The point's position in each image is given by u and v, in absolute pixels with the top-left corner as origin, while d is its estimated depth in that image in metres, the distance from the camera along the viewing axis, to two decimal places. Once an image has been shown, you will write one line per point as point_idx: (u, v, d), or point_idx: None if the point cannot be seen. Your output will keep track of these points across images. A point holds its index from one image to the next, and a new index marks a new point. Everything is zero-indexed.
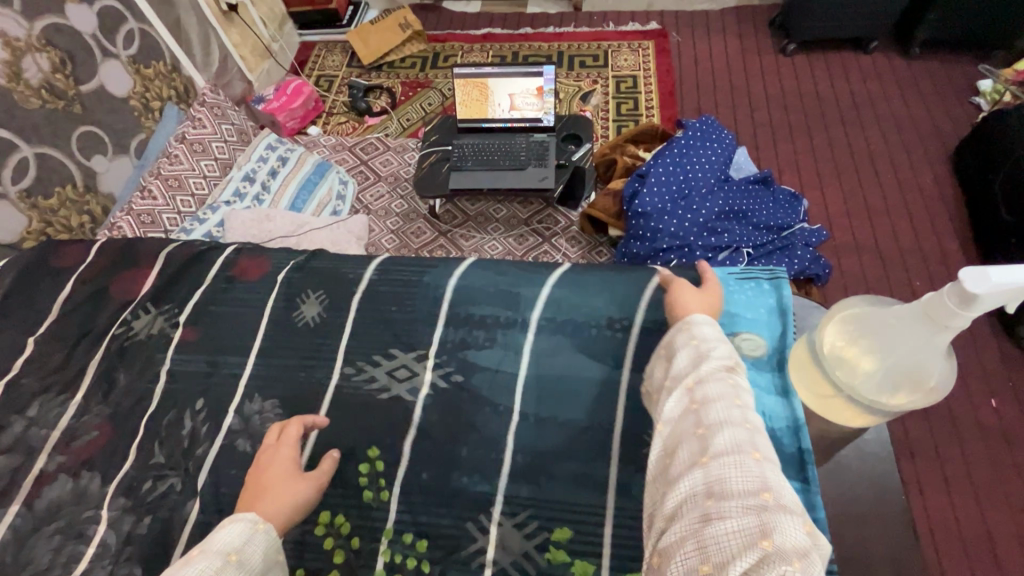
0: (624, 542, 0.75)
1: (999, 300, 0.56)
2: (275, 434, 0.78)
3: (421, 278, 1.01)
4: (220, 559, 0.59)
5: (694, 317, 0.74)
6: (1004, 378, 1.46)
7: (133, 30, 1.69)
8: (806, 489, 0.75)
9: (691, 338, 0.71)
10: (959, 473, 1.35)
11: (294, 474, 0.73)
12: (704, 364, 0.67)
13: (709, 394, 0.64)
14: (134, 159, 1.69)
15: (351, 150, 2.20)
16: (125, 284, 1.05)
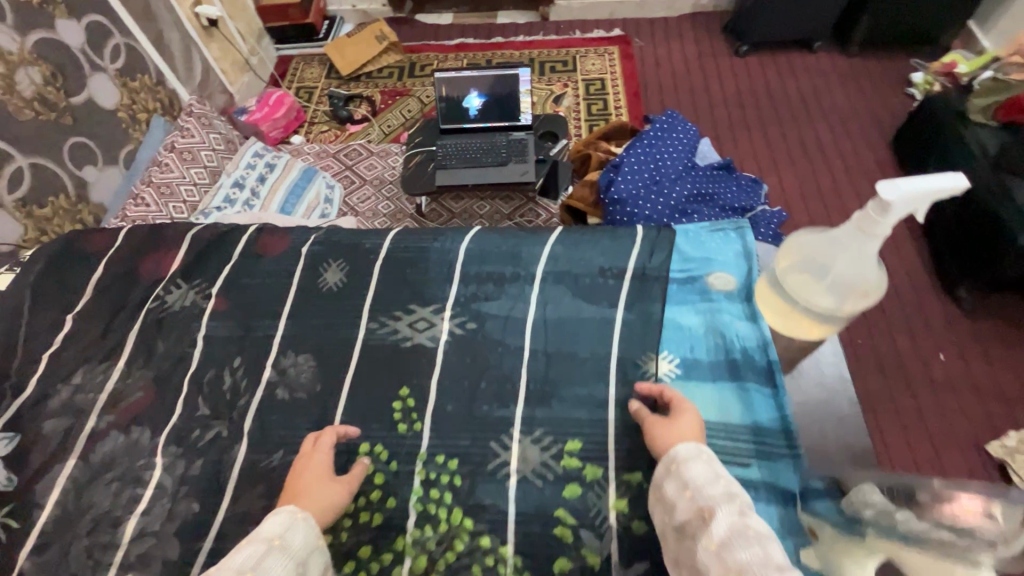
0: (627, 444, 0.87)
1: (907, 205, 0.70)
2: (308, 442, 0.84)
3: (432, 244, 1.12)
4: (264, 542, 0.66)
5: (680, 456, 0.72)
6: (948, 336, 1.66)
7: (119, 45, 1.76)
8: (777, 394, 0.90)
9: (683, 488, 0.70)
10: (915, 422, 1.53)
11: (328, 477, 0.80)
12: (713, 519, 0.64)
13: (738, 554, 0.59)
14: (122, 169, 1.77)
15: (335, 156, 2.31)
16: (154, 263, 1.14)
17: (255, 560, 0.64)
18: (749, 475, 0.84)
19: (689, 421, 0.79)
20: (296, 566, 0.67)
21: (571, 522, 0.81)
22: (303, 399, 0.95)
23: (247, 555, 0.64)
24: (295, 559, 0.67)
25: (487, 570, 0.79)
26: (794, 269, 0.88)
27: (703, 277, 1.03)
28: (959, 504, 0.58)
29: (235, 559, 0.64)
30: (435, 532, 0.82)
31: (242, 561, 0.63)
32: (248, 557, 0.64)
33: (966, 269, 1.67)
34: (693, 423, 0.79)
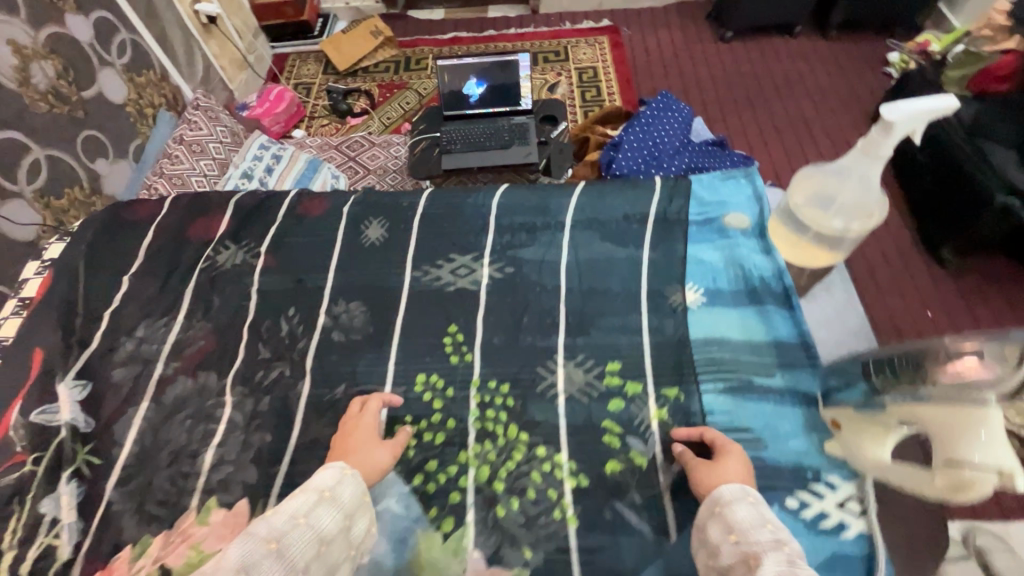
0: (662, 361, 0.96)
1: (909, 125, 0.81)
2: (356, 406, 0.89)
3: (466, 201, 1.20)
4: (316, 493, 0.69)
5: (724, 497, 0.70)
6: (934, 294, 1.79)
7: (125, 41, 1.78)
8: (794, 314, 0.99)
9: (728, 532, 0.66)
10: None
11: (376, 440, 0.84)
12: (758, 565, 0.59)
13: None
14: (131, 163, 1.76)
15: (338, 148, 2.36)
16: (201, 227, 1.20)
17: (308, 507, 0.67)
18: (774, 382, 0.93)
19: (734, 464, 0.77)
20: (346, 517, 0.70)
21: (618, 430, 0.89)
22: (358, 339, 1.02)
23: (298, 502, 0.67)
24: (343, 510, 0.70)
25: (544, 476, 0.86)
26: (804, 201, 0.99)
27: (719, 218, 1.12)
28: (964, 361, 0.65)
29: (290, 505, 0.67)
30: (494, 446, 0.89)
31: (296, 507, 0.66)
32: (302, 504, 0.67)
33: (943, 230, 1.80)
34: (739, 467, 0.77)
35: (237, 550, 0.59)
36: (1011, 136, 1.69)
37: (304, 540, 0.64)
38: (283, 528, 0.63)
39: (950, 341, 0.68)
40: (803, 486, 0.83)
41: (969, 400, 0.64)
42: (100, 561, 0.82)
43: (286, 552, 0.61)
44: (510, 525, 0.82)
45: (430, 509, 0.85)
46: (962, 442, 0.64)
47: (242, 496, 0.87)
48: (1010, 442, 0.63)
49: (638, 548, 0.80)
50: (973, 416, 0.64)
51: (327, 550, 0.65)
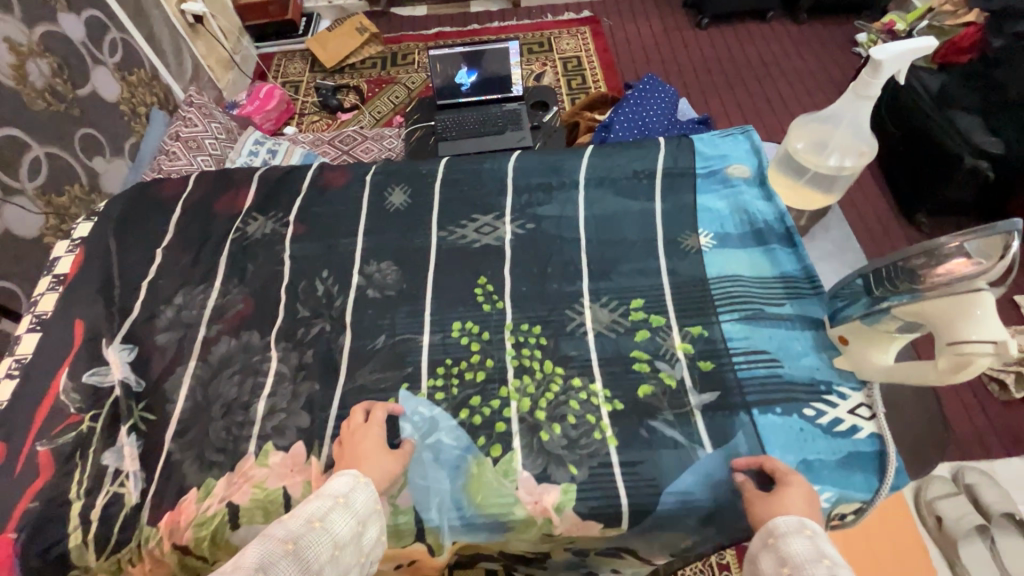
0: (680, 297, 1.03)
1: (896, 63, 0.89)
2: (360, 416, 0.90)
3: (482, 165, 1.26)
4: (331, 498, 0.71)
5: (779, 529, 0.69)
6: None
7: (116, 39, 1.76)
8: (797, 250, 1.07)
9: (781, 562, 0.65)
10: None
11: (384, 449, 0.85)
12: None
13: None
14: (127, 162, 1.72)
15: (330, 143, 2.28)
16: (227, 202, 1.24)
17: (323, 512, 0.68)
18: (785, 310, 1.01)
19: (798, 499, 0.75)
20: (358, 524, 0.71)
21: (646, 357, 0.97)
22: (393, 295, 1.08)
23: (316, 505, 0.69)
24: (357, 516, 0.71)
25: (581, 404, 0.93)
26: (803, 144, 1.08)
27: (722, 169, 1.20)
28: (954, 261, 0.75)
29: (306, 508, 0.69)
30: (533, 381, 0.96)
31: (312, 511, 0.68)
32: (317, 509, 0.68)
33: (919, 196, 1.92)
34: (803, 501, 0.75)
35: (255, 549, 0.61)
36: (976, 104, 1.80)
37: (319, 543, 0.65)
38: (299, 531, 0.65)
39: (941, 242, 0.77)
40: (818, 397, 0.91)
41: (964, 290, 0.74)
42: (167, 505, 0.86)
43: (302, 553, 0.63)
44: (552, 447, 0.89)
45: (478, 439, 0.90)
46: (961, 324, 0.74)
47: (296, 439, 0.92)
48: (998, 320, 0.74)
49: (676, 459, 0.87)
50: (969, 302, 0.74)
51: (341, 555, 0.67)
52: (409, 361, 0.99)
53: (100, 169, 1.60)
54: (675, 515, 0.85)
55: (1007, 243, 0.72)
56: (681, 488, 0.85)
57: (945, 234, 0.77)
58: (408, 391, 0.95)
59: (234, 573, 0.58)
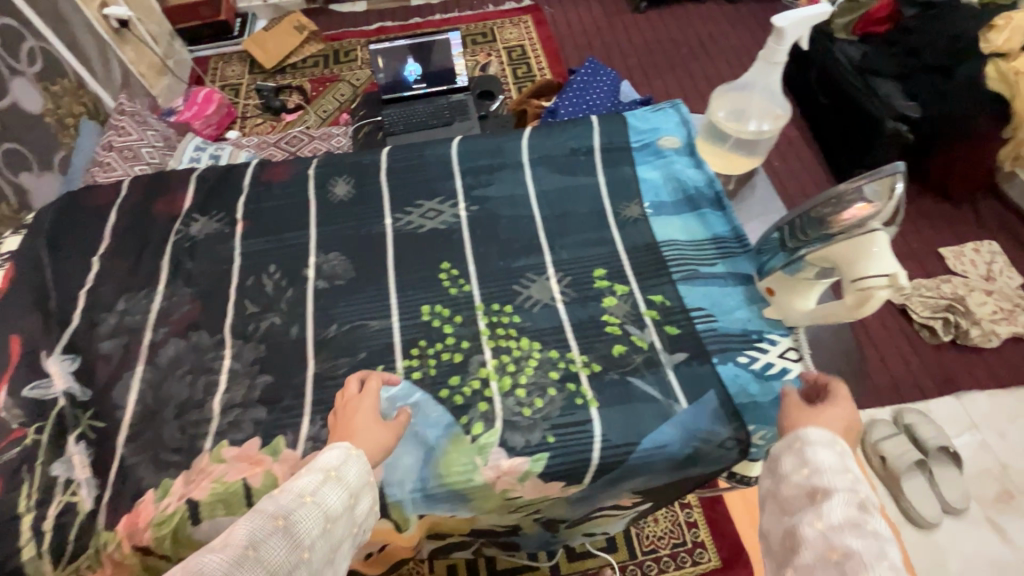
0: (620, 264, 1.09)
1: (796, 29, 0.95)
2: (355, 386, 0.89)
3: (425, 152, 1.28)
4: (322, 472, 0.69)
5: (809, 436, 0.71)
6: None
7: (33, 48, 1.68)
8: (727, 213, 1.14)
9: (801, 465, 0.69)
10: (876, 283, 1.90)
11: (376, 419, 0.83)
12: (826, 502, 0.64)
13: (847, 539, 0.59)
14: (59, 175, 1.65)
15: (277, 145, 2.24)
16: (165, 204, 1.22)
17: (314, 487, 0.67)
18: (717, 269, 1.07)
19: (841, 414, 0.76)
20: (350, 496, 0.70)
21: (617, 321, 1.02)
22: (344, 283, 1.09)
23: (305, 481, 0.67)
24: (349, 489, 0.70)
25: (561, 370, 0.96)
26: (725, 113, 1.14)
27: (654, 142, 1.25)
28: (856, 205, 0.83)
29: (295, 483, 0.67)
30: (511, 357, 0.98)
31: (302, 485, 0.66)
32: (308, 483, 0.67)
33: (851, 159, 2.04)
34: (844, 415, 0.76)
35: (245, 525, 0.59)
36: (894, 69, 1.93)
37: (312, 518, 0.64)
38: (289, 506, 0.63)
39: (844, 191, 0.85)
40: (750, 345, 0.97)
41: (861, 232, 0.82)
42: (124, 508, 0.86)
43: (294, 528, 0.61)
44: (533, 415, 0.92)
45: (462, 417, 0.92)
46: (862, 261, 0.82)
47: (253, 434, 0.92)
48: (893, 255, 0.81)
49: (656, 412, 0.91)
50: (866, 240, 0.82)
51: (333, 528, 0.66)
52: (363, 346, 1.01)
53: (29, 185, 1.53)
54: (636, 467, 0.89)
55: (894, 183, 0.81)
56: (656, 440, 0.89)
57: (846, 183, 0.85)
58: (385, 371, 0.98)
59: (223, 549, 0.56)
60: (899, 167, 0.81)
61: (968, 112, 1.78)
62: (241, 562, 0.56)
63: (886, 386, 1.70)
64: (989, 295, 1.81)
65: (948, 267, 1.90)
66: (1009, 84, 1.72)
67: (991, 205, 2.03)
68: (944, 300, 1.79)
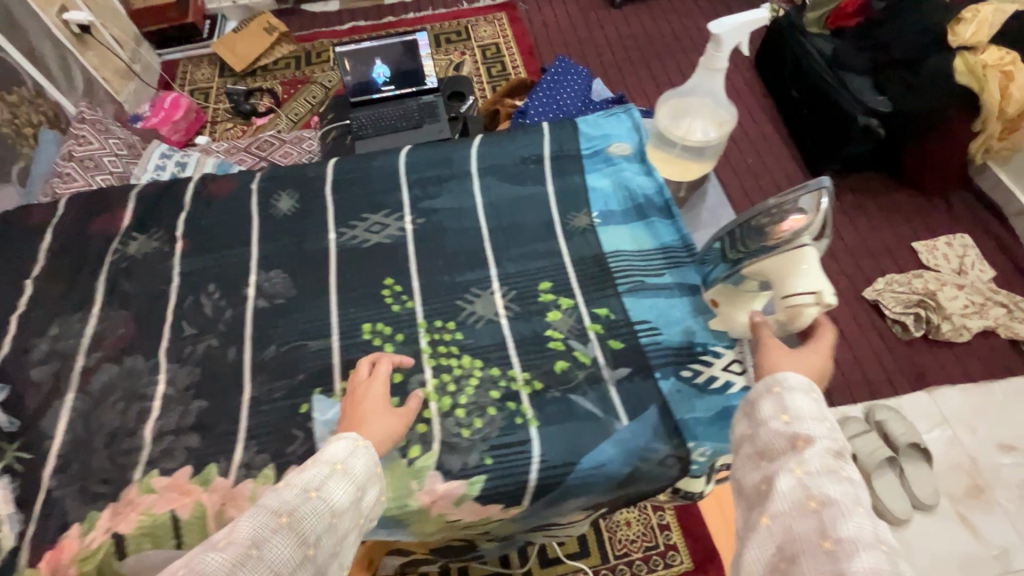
0: (565, 277, 1.07)
1: (735, 33, 0.93)
2: (366, 369, 0.90)
3: (372, 163, 1.25)
4: (329, 465, 0.70)
5: (789, 382, 0.69)
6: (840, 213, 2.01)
7: None
8: (675, 221, 1.12)
9: (781, 411, 0.67)
10: (854, 270, 1.90)
11: (385, 409, 0.85)
12: (808, 448, 0.63)
13: (826, 487, 0.59)
14: (18, 187, 1.61)
15: (248, 150, 2.17)
16: (103, 223, 1.18)
17: (320, 481, 0.68)
18: (664, 280, 1.05)
19: (813, 361, 0.74)
20: (357, 490, 0.71)
21: (561, 336, 1.00)
22: (285, 301, 1.06)
23: (311, 475, 0.68)
24: (355, 483, 0.71)
25: (501, 389, 0.95)
26: (670, 122, 1.11)
27: (604, 149, 1.23)
28: (792, 217, 0.81)
29: (302, 477, 0.68)
30: (451, 375, 0.96)
31: (308, 480, 0.68)
32: (313, 477, 0.68)
33: (824, 153, 2.02)
34: (815, 360, 0.75)
35: (248, 523, 0.60)
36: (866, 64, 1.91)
37: (317, 513, 0.65)
38: (294, 501, 0.64)
39: (780, 203, 0.83)
40: (694, 358, 0.96)
41: (790, 246, 0.81)
42: (47, 544, 0.83)
43: (298, 525, 0.62)
44: (471, 436, 0.90)
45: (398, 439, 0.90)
46: (791, 278, 0.81)
47: (184, 462, 0.89)
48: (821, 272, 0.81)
49: (595, 430, 0.90)
50: (794, 254, 0.81)
51: (339, 522, 0.67)
52: (302, 367, 0.99)
53: None
54: (578, 486, 0.87)
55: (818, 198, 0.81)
56: (596, 458, 0.88)
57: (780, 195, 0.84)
58: (323, 394, 0.95)
59: (225, 548, 0.58)
60: (826, 182, 0.81)
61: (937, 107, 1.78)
62: (244, 560, 0.57)
63: (858, 383, 1.70)
64: (961, 289, 1.80)
65: (921, 261, 1.90)
66: (977, 77, 1.71)
67: (963, 198, 2.02)
68: (915, 296, 1.78)
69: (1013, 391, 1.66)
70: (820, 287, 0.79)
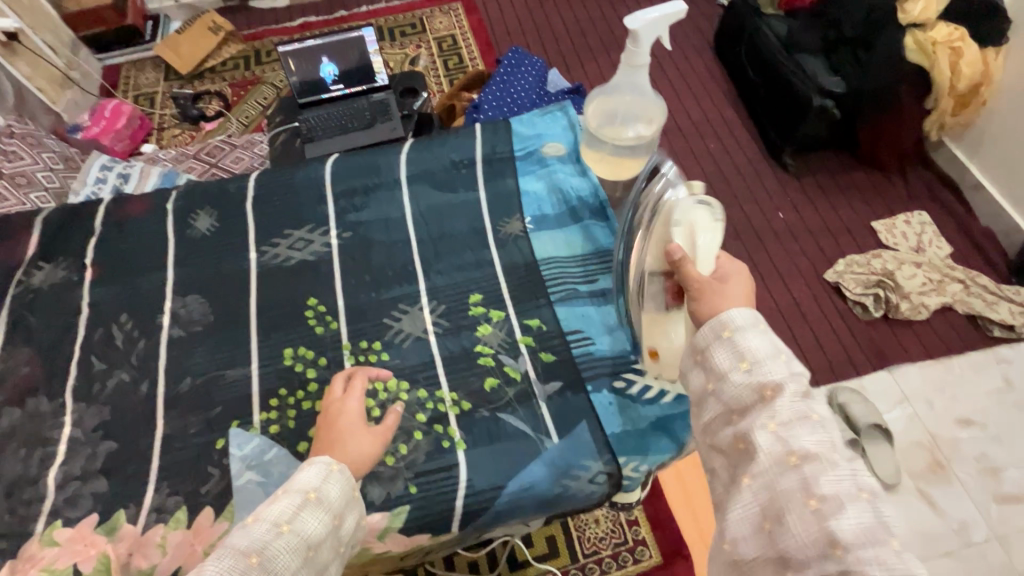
0: (496, 287, 1.03)
1: (655, 25, 0.88)
2: (339, 389, 0.85)
3: (296, 175, 1.19)
4: (301, 496, 0.67)
5: (738, 321, 0.64)
6: (800, 195, 1.99)
7: None
8: (610, 224, 1.09)
9: (741, 357, 0.63)
10: (815, 252, 1.88)
11: (362, 427, 0.80)
12: (776, 398, 0.60)
13: (802, 440, 0.57)
14: None
15: (196, 156, 1.99)
16: (5, 252, 1.10)
17: (292, 514, 0.66)
18: (598, 287, 1.02)
19: (737, 292, 0.70)
20: (334, 517, 0.69)
21: (491, 351, 0.96)
22: (202, 329, 1.01)
23: (281, 509, 0.66)
24: (331, 511, 0.69)
25: (429, 412, 0.91)
26: (601, 120, 1.08)
27: (538, 149, 1.19)
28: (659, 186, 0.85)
29: (274, 509, 0.67)
30: (376, 400, 0.91)
31: (278, 514, 0.66)
32: (285, 510, 0.66)
33: (783, 137, 1.98)
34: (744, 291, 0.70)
35: (216, 568, 0.60)
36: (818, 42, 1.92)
37: (290, 550, 0.64)
38: (264, 539, 0.63)
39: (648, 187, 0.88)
40: (628, 367, 0.93)
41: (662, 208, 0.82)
42: None
43: (268, 565, 0.62)
44: (396, 463, 0.86)
45: None
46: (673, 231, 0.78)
47: (91, 509, 0.84)
48: (698, 212, 0.79)
49: (525, 449, 0.87)
50: (664, 213, 0.81)
51: (315, 555, 0.66)
52: (218, 400, 0.93)
53: None
54: (511, 508, 0.84)
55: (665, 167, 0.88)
56: (526, 477, 0.85)
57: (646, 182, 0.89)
58: (240, 427, 0.90)
59: None
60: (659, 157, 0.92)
61: (890, 84, 1.77)
62: None
63: (821, 365, 1.70)
64: (919, 267, 1.79)
65: (881, 241, 1.89)
66: (927, 55, 1.71)
67: (919, 174, 2.00)
68: (874, 276, 1.78)
69: (973, 365, 1.66)
70: (691, 222, 0.77)
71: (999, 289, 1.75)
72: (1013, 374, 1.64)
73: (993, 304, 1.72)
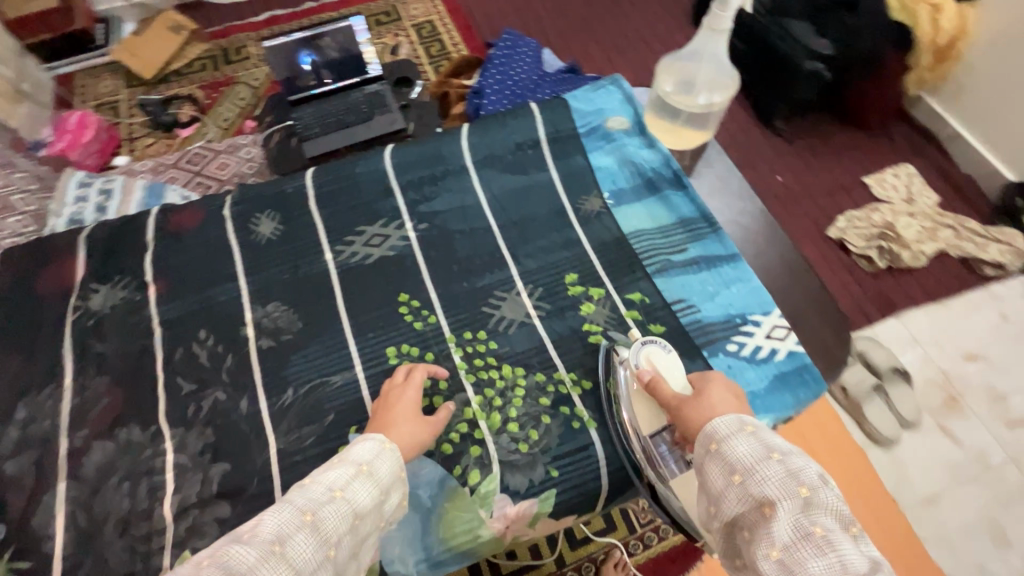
0: (590, 267, 1.02)
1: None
2: (400, 375, 0.86)
3: (355, 169, 1.14)
4: (353, 467, 0.65)
5: (720, 433, 0.64)
6: (795, 158, 2.04)
7: None
8: (689, 192, 1.09)
9: (730, 472, 0.61)
10: (816, 212, 1.94)
11: (415, 415, 0.80)
12: (775, 515, 0.56)
13: (810, 566, 0.51)
14: None
15: (177, 166, 1.69)
16: (51, 277, 1.01)
17: (344, 481, 0.63)
18: (689, 255, 1.03)
19: (719, 396, 0.72)
20: (381, 491, 0.66)
21: (599, 327, 0.95)
22: (291, 339, 0.95)
23: (337, 475, 0.63)
24: (380, 485, 0.66)
25: (552, 395, 0.90)
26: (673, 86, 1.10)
27: (601, 124, 1.19)
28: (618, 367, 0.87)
29: (325, 476, 0.64)
30: (495, 390, 0.90)
31: (334, 479, 0.63)
32: (338, 477, 0.63)
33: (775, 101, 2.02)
34: (729, 399, 0.72)
35: (271, 518, 0.56)
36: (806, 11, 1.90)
37: (340, 515, 0.60)
38: (319, 500, 0.60)
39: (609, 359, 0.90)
40: (736, 331, 0.96)
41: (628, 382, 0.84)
42: None
43: (320, 525, 0.58)
44: (531, 450, 0.85)
45: (455, 468, 0.83)
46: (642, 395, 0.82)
47: (219, 536, 0.80)
48: (647, 357, 0.85)
49: None
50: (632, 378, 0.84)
51: (360, 524, 0.62)
52: (329, 408, 0.89)
53: None
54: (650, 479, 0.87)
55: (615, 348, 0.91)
56: None
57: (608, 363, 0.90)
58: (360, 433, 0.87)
59: (249, 542, 0.54)
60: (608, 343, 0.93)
61: (874, 49, 1.81)
62: (268, 558, 0.53)
63: None
64: (913, 217, 1.88)
65: (874, 196, 1.96)
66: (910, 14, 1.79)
67: (903, 130, 2.08)
68: (876, 230, 1.85)
69: (972, 307, 1.76)
70: (651, 365, 0.83)
71: (986, 231, 1.84)
72: (1008, 310, 1.75)
73: (984, 247, 1.81)
